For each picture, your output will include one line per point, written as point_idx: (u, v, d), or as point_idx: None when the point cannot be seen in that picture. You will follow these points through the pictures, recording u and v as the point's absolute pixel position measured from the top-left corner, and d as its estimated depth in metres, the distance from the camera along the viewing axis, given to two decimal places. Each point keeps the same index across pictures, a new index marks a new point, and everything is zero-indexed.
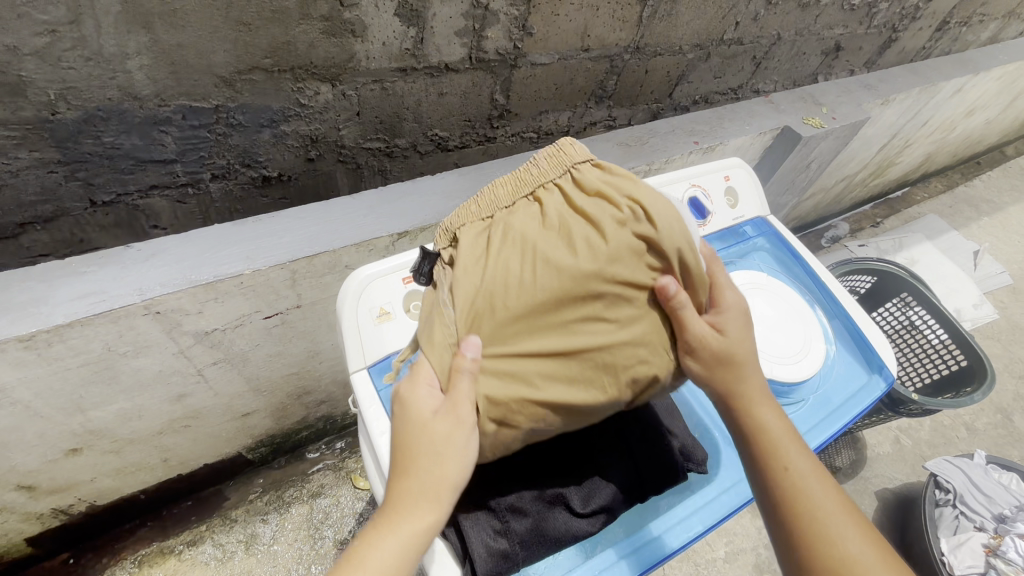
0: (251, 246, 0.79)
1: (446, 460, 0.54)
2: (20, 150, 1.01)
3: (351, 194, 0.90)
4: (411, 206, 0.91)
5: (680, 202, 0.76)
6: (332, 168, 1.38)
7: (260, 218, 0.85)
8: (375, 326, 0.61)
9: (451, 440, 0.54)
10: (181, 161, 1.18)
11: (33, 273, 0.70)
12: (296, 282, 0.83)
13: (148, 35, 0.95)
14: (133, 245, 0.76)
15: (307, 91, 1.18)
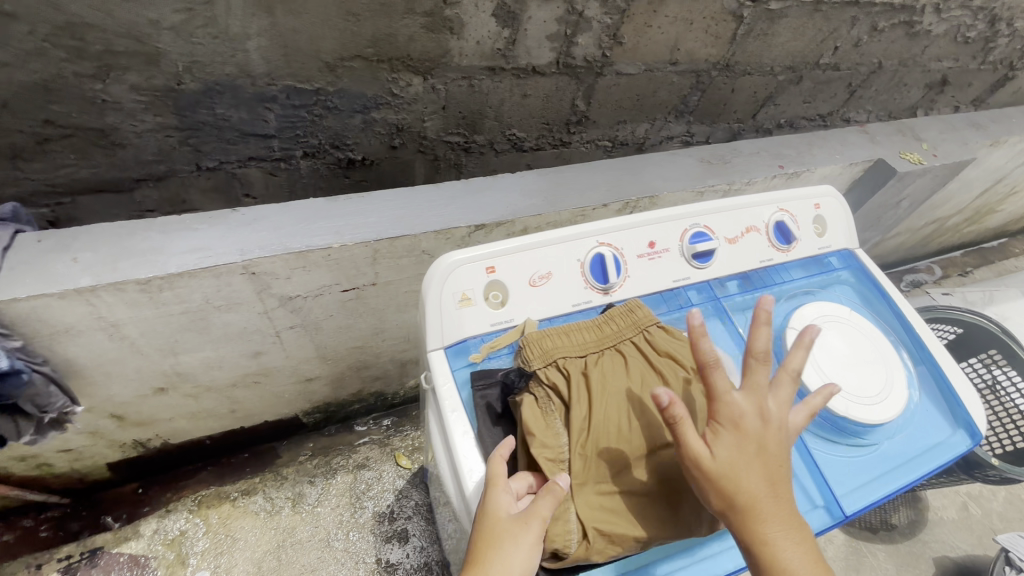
0: (341, 222, 0.84)
1: (513, 566, 0.49)
2: (146, 114, 1.12)
3: (434, 184, 0.94)
4: (489, 201, 0.93)
5: (766, 224, 0.74)
6: (412, 157, 1.43)
7: (350, 197, 0.89)
8: (456, 311, 0.61)
9: (523, 550, 0.50)
10: (279, 137, 1.26)
11: (152, 225, 0.77)
12: (376, 261, 0.87)
13: (268, 19, 1.03)
14: (238, 209, 0.82)
15: (400, 82, 1.24)
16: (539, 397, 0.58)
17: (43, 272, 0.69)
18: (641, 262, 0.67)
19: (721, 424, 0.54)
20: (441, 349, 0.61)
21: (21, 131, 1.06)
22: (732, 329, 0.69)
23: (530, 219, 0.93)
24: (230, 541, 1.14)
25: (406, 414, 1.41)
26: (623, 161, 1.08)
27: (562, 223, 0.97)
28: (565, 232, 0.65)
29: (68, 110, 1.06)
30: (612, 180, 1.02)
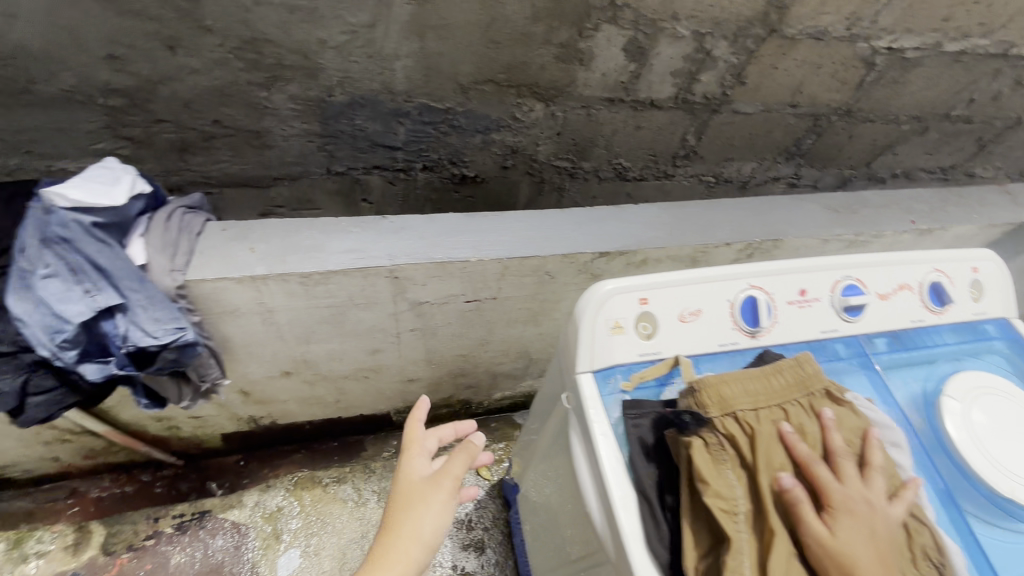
0: (477, 237, 0.88)
1: (434, 521, 0.65)
2: (296, 121, 1.23)
3: (562, 208, 0.97)
4: (613, 229, 0.95)
5: (920, 284, 0.72)
6: (520, 177, 1.48)
7: (483, 213, 0.94)
8: (609, 336, 0.61)
9: (437, 502, 0.66)
10: (404, 150, 1.35)
11: (314, 224, 0.85)
12: (502, 277, 0.91)
13: (418, 43, 1.10)
14: (386, 216, 0.89)
15: (523, 107, 1.29)
16: (709, 444, 0.55)
17: (226, 257, 0.77)
18: (792, 309, 0.66)
19: (835, 509, 0.52)
20: (590, 372, 0.60)
21: (193, 128, 1.20)
22: (878, 384, 0.67)
23: (653, 251, 0.94)
24: (320, 524, 1.20)
25: (487, 424, 1.44)
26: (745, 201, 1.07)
27: (683, 258, 0.97)
28: (720, 271, 0.64)
29: (233, 112, 1.19)
30: (735, 220, 1.01)
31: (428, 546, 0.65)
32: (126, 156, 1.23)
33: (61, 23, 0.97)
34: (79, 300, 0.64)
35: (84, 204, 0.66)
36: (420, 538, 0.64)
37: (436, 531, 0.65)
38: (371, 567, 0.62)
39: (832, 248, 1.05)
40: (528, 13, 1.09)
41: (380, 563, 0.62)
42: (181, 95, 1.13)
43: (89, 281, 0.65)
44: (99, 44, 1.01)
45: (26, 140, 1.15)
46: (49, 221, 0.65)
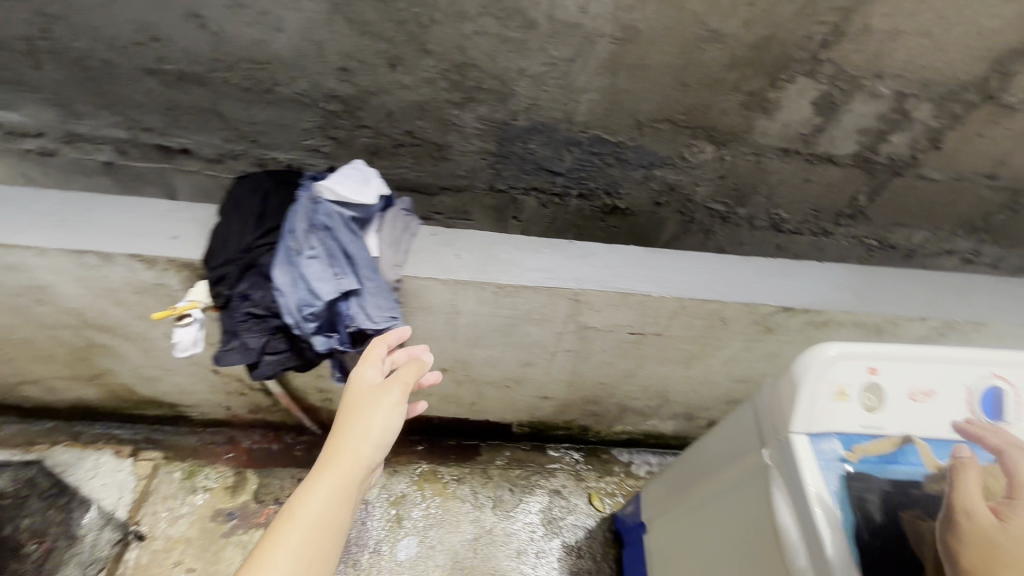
0: (659, 273, 0.89)
1: (382, 421, 0.68)
2: (476, 139, 1.33)
3: (743, 256, 0.95)
4: (797, 284, 0.92)
5: None
6: (670, 216, 1.48)
7: (663, 251, 0.95)
8: (832, 402, 0.59)
9: (386, 403, 0.70)
10: (565, 176, 1.40)
11: (509, 239, 0.91)
12: (675, 316, 0.91)
13: (610, 79, 1.15)
14: (573, 241, 0.92)
15: (693, 148, 1.29)
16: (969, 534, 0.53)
17: (435, 258, 0.85)
18: None
19: None
20: (804, 434, 0.59)
21: (387, 135, 1.32)
22: None
23: (837, 314, 0.90)
24: (440, 519, 1.26)
25: (600, 455, 1.43)
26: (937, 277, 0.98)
27: (867, 326, 0.92)
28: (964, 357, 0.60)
29: (426, 125, 1.29)
30: (930, 294, 0.94)
31: (379, 444, 0.67)
32: (327, 153, 1.38)
33: (312, 38, 1.11)
34: (326, 280, 0.74)
35: (344, 199, 0.77)
36: (370, 434, 0.67)
37: (384, 432, 0.68)
38: (327, 468, 0.63)
39: None
40: (726, 60, 1.10)
41: (334, 462, 0.64)
42: (387, 106, 1.25)
43: (337, 265, 0.76)
44: (336, 58, 1.15)
45: (254, 131, 1.33)
46: (316, 210, 0.76)
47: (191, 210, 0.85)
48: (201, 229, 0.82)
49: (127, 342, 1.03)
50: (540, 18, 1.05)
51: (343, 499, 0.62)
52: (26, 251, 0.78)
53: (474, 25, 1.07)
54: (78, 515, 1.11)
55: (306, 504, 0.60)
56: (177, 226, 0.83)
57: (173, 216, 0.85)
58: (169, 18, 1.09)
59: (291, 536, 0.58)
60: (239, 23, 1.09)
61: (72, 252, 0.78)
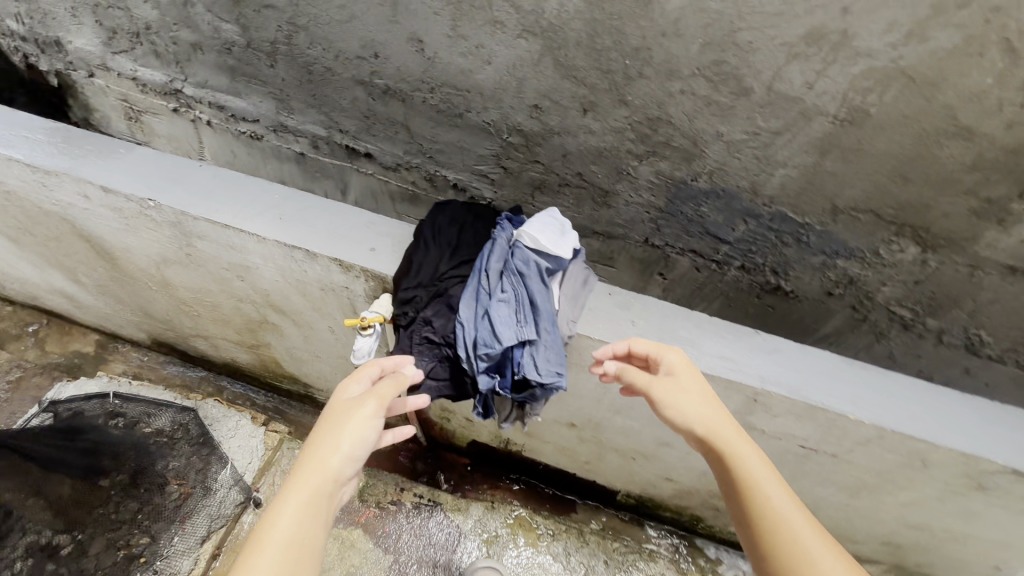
0: (856, 391, 0.79)
1: (360, 433, 0.63)
2: (646, 193, 1.28)
3: (961, 393, 0.82)
4: None
5: None
6: (840, 309, 1.33)
7: (862, 364, 0.84)
8: None
9: (363, 415, 0.64)
10: (731, 245, 1.31)
11: (690, 315, 0.85)
12: (865, 444, 0.79)
13: (816, 158, 1.05)
14: (759, 333, 0.84)
15: (893, 246, 1.15)
16: None
17: (611, 322, 0.82)
18: None
19: None
20: None
21: (557, 173, 1.33)
22: None
23: None
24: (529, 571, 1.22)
25: (707, 550, 1.31)
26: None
27: None
28: None
29: (598, 171, 1.28)
30: None
31: (350, 458, 0.61)
32: (494, 180, 1.42)
33: (516, 74, 1.14)
34: (506, 322, 0.73)
35: (539, 245, 0.77)
36: (338, 448, 0.61)
37: (359, 443, 0.63)
38: (296, 485, 0.58)
39: None
40: (968, 161, 0.96)
41: (302, 478, 0.59)
42: (566, 147, 1.25)
43: (518, 309, 0.74)
44: (532, 95, 1.17)
45: (434, 148, 1.40)
46: (515, 254, 0.77)
47: (389, 226, 0.90)
48: (396, 246, 0.87)
49: (294, 326, 1.11)
50: (758, 86, 0.99)
51: (313, 519, 0.57)
52: (249, 237, 0.86)
53: (683, 84, 1.03)
54: (214, 470, 1.24)
55: (275, 526, 0.55)
56: (376, 239, 0.88)
57: (372, 228, 0.90)
58: (393, 40, 1.18)
59: (262, 561, 0.53)
60: (453, 52, 1.15)
61: (286, 246, 0.85)
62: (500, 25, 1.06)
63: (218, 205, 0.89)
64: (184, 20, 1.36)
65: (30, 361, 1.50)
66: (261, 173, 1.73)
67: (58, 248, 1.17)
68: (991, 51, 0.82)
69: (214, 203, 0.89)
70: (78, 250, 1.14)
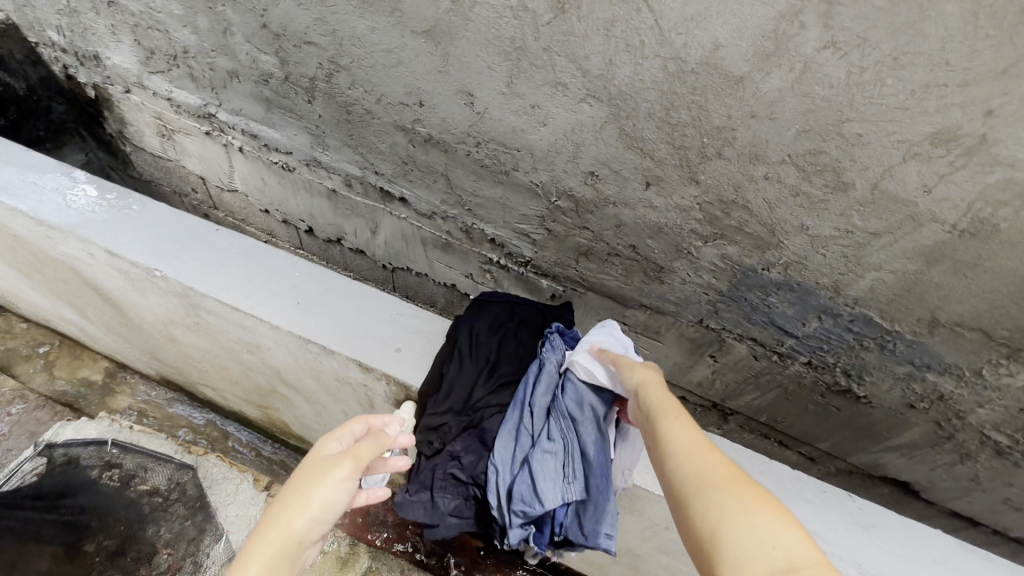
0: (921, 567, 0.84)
1: (334, 492, 0.56)
2: (707, 274, 1.14)
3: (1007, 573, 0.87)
4: None
5: None
6: (921, 423, 1.16)
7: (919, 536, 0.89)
8: None
9: (337, 473, 0.57)
10: (799, 340, 1.16)
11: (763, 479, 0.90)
12: None
13: (921, 267, 0.90)
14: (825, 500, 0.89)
15: (1000, 369, 0.98)
16: None
17: None
18: None
19: None
20: None
21: (607, 243, 1.20)
22: None
23: None
24: None
25: None
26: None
27: None
28: None
29: (655, 246, 1.14)
30: None
31: (318, 519, 0.54)
32: (536, 240, 1.30)
33: (574, 139, 1.02)
34: (551, 477, 0.67)
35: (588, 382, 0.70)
36: (307, 507, 0.54)
37: (330, 503, 0.55)
38: (254, 549, 0.51)
39: None
40: None
41: (262, 542, 0.51)
42: (621, 218, 1.12)
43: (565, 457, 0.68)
44: (589, 162, 1.04)
45: (473, 202, 1.29)
46: (567, 395, 0.71)
47: (416, 321, 0.86)
48: (423, 346, 0.82)
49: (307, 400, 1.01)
50: (860, 183, 0.84)
51: None
52: (260, 323, 0.81)
53: (769, 169, 0.89)
54: (207, 544, 1.16)
55: None
56: (400, 337, 0.83)
57: (398, 322, 0.85)
58: (441, 90, 1.07)
59: None
60: (506, 110, 1.03)
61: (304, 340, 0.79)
62: (561, 87, 0.94)
63: (232, 284, 0.84)
64: (222, 48, 1.28)
65: (34, 390, 1.43)
66: (290, 203, 1.64)
67: (67, 289, 1.09)
68: None
69: (228, 280, 0.84)
70: (86, 295, 1.06)
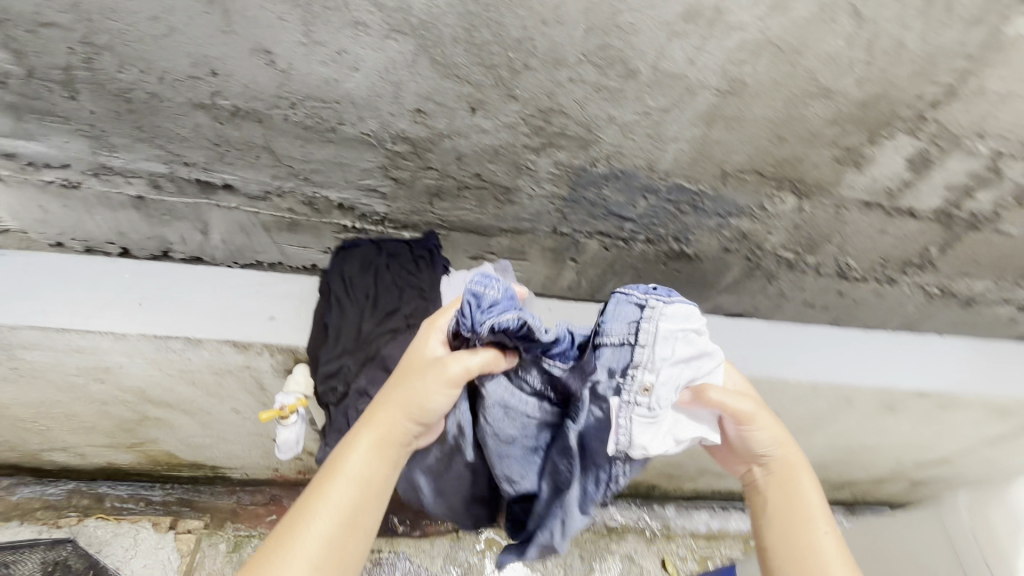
0: (754, 352, 1.19)
1: (424, 393, 0.78)
2: (549, 184, 1.25)
3: (785, 330, 1.24)
4: (830, 351, 1.22)
5: None
6: (737, 262, 1.44)
7: (732, 330, 1.22)
8: None
9: (428, 383, 0.78)
10: (635, 222, 1.34)
11: None
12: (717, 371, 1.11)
13: (704, 130, 1.09)
14: None
15: (775, 199, 1.25)
16: None
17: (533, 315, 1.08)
18: None
19: None
20: None
21: (453, 177, 1.24)
22: None
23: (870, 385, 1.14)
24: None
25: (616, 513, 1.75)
26: (905, 346, 1.26)
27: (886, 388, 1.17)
28: None
29: (497, 169, 1.21)
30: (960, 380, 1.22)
31: (411, 418, 0.79)
32: (384, 193, 1.29)
33: (390, 78, 1.02)
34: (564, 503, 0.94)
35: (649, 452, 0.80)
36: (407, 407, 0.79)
37: (422, 405, 0.79)
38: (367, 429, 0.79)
39: None
40: (829, 117, 1.05)
41: (373, 424, 0.79)
42: (459, 149, 1.17)
43: (557, 538, 0.94)
44: (412, 99, 1.06)
45: (308, 169, 1.23)
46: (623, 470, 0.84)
47: (277, 290, 0.99)
48: (293, 308, 0.97)
49: (201, 403, 1.04)
50: (643, 67, 0.98)
51: (380, 458, 0.78)
52: (97, 335, 0.87)
53: (571, 71, 0.99)
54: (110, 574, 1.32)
55: (351, 460, 0.77)
56: (272, 306, 0.96)
57: (265, 297, 0.98)
58: (234, 54, 0.99)
59: (338, 489, 0.75)
60: (312, 62, 0.99)
61: (154, 337, 0.88)
62: (361, 25, 0.93)
63: (48, 307, 0.88)
64: None
65: None
66: (88, 226, 1.40)
67: None
68: (842, 16, 0.88)
69: (42, 304, 0.89)
70: None
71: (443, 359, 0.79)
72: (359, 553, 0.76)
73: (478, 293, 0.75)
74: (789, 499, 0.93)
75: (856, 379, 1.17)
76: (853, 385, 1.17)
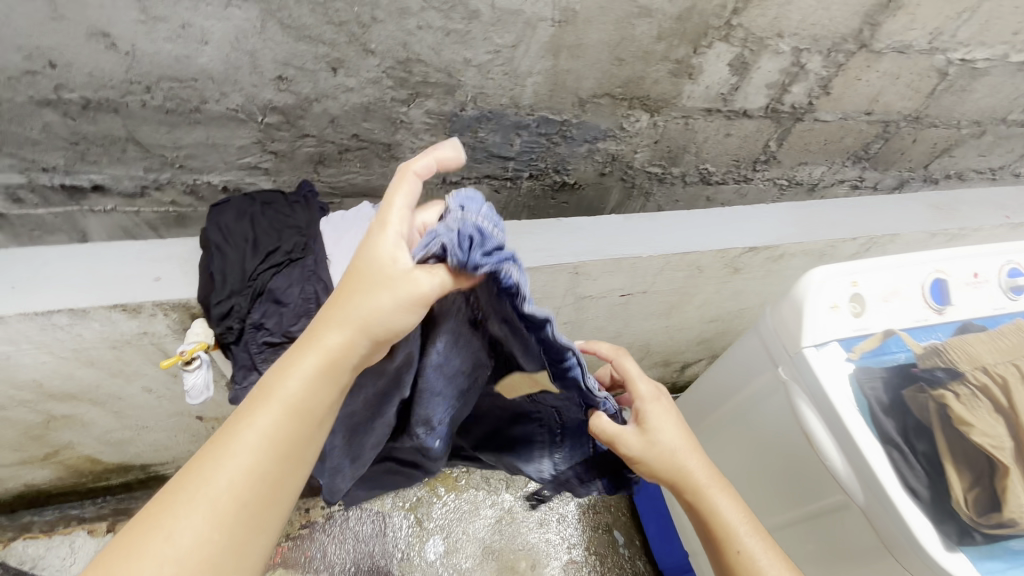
0: (632, 235, 1.33)
1: (379, 303, 0.75)
2: (426, 134, 1.32)
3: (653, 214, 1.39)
4: (697, 228, 1.38)
5: (926, 289, 1.09)
6: (614, 183, 1.58)
7: (607, 220, 1.35)
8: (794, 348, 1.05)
9: (386, 291, 0.75)
10: (516, 160, 1.44)
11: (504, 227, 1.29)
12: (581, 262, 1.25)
13: (553, 61, 1.20)
14: (562, 219, 1.32)
15: (631, 118, 1.39)
16: (952, 397, 0.99)
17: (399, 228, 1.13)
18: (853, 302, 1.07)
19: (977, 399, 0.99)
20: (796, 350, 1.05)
21: (333, 141, 1.28)
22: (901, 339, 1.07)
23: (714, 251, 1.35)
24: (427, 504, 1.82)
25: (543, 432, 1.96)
26: (736, 213, 1.46)
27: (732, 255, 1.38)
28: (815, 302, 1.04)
29: (373, 127, 1.26)
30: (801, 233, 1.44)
31: (360, 334, 0.75)
32: (268, 169, 1.30)
33: (243, 47, 1.04)
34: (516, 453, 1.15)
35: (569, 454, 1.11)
36: (354, 321, 0.76)
37: (372, 318, 0.75)
38: (308, 349, 0.75)
39: (942, 255, 1.12)
40: (655, 34, 1.19)
41: (313, 344, 0.75)
42: (331, 112, 1.20)
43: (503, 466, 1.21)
44: (271, 66, 1.08)
45: (181, 155, 1.22)
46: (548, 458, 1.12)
47: (158, 255, 1.04)
48: (176, 269, 1.02)
49: (108, 386, 1.14)
50: (483, 7, 1.06)
51: (323, 380, 0.74)
52: None
53: (417, 19, 1.06)
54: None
55: (288, 382, 0.72)
56: (156, 268, 1.02)
57: (147, 263, 1.03)
58: (68, 41, 0.97)
59: (270, 412, 0.71)
60: (155, 39, 0.99)
61: (35, 315, 0.93)
62: None
63: None
64: None
65: None
66: None
67: None
68: None
69: None
70: None
71: (412, 275, 0.75)
72: (294, 485, 0.73)
73: (482, 228, 0.74)
74: (701, 512, 0.99)
75: (709, 250, 1.34)
76: (701, 251, 1.33)
